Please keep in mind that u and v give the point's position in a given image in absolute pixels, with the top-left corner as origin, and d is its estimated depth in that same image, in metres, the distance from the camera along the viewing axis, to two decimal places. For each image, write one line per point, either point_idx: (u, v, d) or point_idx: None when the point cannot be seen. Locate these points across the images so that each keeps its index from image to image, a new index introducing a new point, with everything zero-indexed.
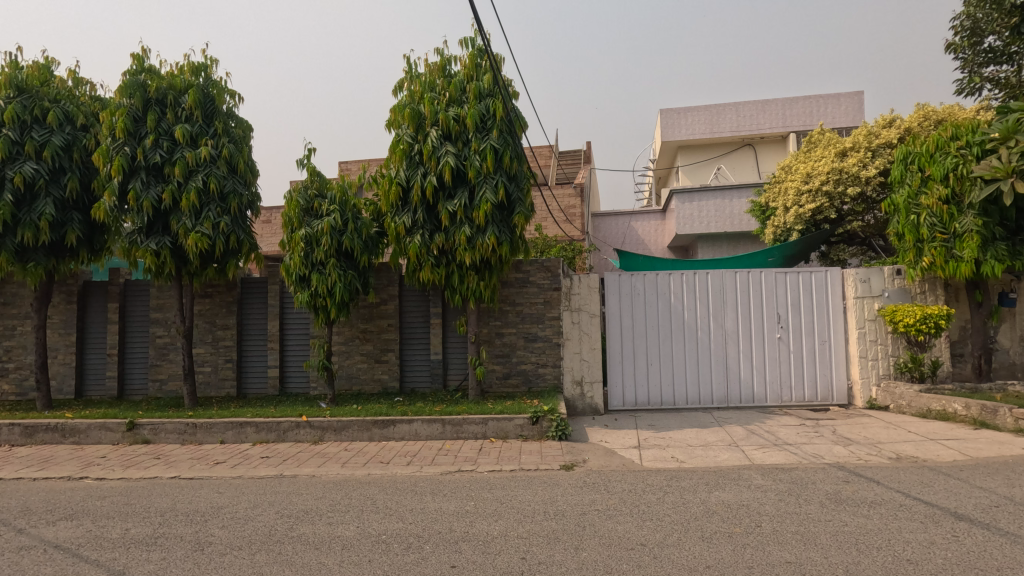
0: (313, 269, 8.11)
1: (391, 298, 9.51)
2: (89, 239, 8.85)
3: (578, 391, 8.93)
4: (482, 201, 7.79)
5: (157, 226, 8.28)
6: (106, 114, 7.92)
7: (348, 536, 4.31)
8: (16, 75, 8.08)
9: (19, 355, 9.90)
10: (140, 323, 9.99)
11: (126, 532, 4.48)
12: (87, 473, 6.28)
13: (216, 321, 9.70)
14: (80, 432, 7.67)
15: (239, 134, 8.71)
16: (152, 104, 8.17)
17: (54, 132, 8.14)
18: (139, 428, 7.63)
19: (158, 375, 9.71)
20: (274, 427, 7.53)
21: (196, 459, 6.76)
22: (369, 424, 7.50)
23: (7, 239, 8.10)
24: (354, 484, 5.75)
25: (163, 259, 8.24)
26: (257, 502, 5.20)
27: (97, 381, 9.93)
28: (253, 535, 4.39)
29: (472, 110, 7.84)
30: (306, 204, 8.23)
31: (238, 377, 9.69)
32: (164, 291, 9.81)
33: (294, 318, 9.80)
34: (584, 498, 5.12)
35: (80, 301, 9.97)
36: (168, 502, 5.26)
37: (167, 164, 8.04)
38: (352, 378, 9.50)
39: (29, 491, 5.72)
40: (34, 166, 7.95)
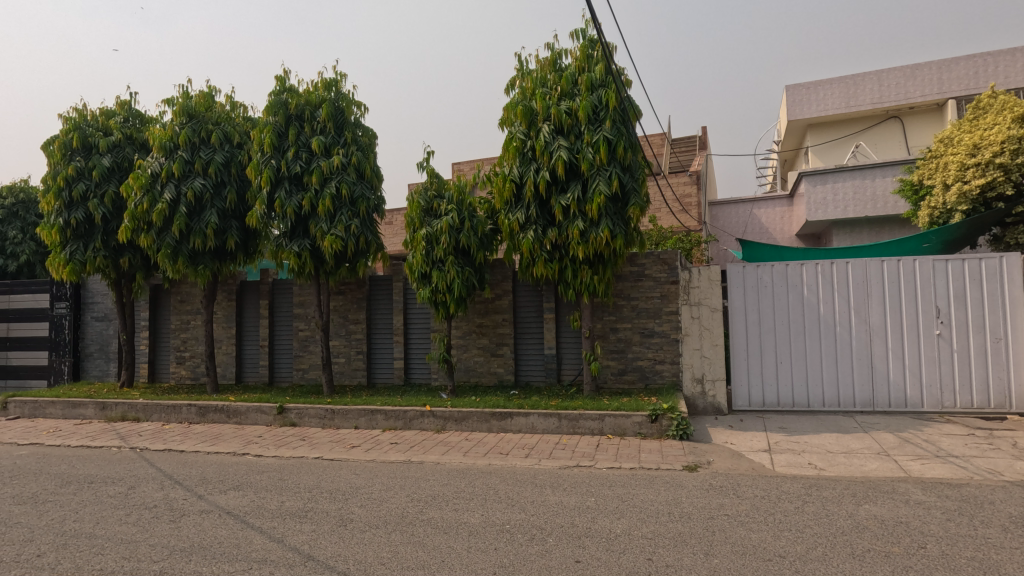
0: (434, 267, 8.50)
1: (506, 293, 9.71)
2: (244, 244, 10.03)
3: (698, 390, 8.48)
4: (596, 193, 7.66)
5: (298, 230, 9.16)
6: (257, 132, 8.90)
7: (473, 523, 4.47)
8: (187, 103, 9.36)
9: (193, 345, 11.51)
10: (286, 317, 11.15)
11: (282, 505, 5.01)
12: (248, 450, 7.14)
13: (348, 316, 10.55)
14: (240, 414, 8.73)
15: (365, 142, 9.38)
16: (293, 119, 9.04)
17: (217, 151, 9.33)
18: (288, 412, 8.53)
19: (302, 364, 10.79)
20: (402, 415, 8.04)
21: (335, 442, 7.40)
22: (487, 416, 7.73)
23: (182, 245, 9.39)
24: (476, 473, 5.95)
25: (304, 260, 9.09)
26: (390, 485, 5.58)
27: (252, 369, 11.26)
28: (388, 515, 4.70)
29: (585, 102, 7.75)
30: (426, 205, 8.63)
31: (368, 367, 10.47)
32: (305, 288, 10.86)
33: (417, 313, 10.38)
34: (711, 501, 4.86)
35: (238, 298, 11.36)
36: (315, 479, 5.81)
37: (306, 174, 8.86)
38: (469, 371, 9.85)
39: (205, 463, 6.63)
40: (203, 182, 9.17)
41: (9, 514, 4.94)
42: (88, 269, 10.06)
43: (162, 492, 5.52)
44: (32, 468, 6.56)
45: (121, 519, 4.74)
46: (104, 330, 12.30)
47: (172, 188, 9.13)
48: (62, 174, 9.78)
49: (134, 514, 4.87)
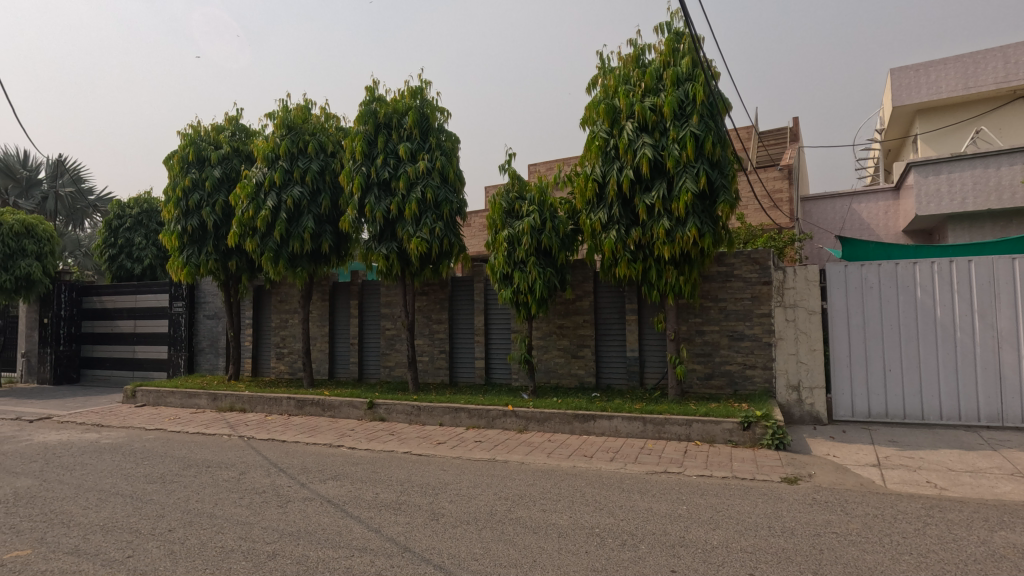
0: (515, 268, 8.57)
1: (587, 294, 9.63)
2: (337, 247, 10.61)
3: (794, 397, 7.99)
4: (683, 191, 7.41)
5: (386, 234, 9.55)
6: (349, 141, 9.38)
7: (562, 524, 4.45)
8: (287, 116, 10.03)
9: (290, 342, 12.34)
10: (374, 317, 11.68)
11: (377, 496, 5.24)
12: (343, 442, 7.53)
13: (432, 316, 10.89)
14: (334, 408, 9.22)
15: (449, 147, 9.65)
16: (381, 127, 9.45)
17: (313, 160, 9.93)
18: (377, 407, 8.91)
19: (389, 362, 11.26)
20: (485, 413, 8.17)
21: (422, 438, 7.64)
22: (570, 417, 7.69)
23: (282, 249, 10.07)
24: (561, 474, 5.93)
25: (392, 262, 9.47)
26: (477, 482, 5.68)
27: (343, 366, 11.89)
28: (477, 512, 4.79)
29: (670, 97, 7.53)
30: (508, 207, 8.72)
31: (450, 366, 10.75)
32: (391, 289, 11.31)
33: (498, 314, 10.52)
34: (816, 517, 4.54)
35: (331, 299, 12.03)
36: (405, 473, 6.02)
37: (394, 179, 9.23)
38: (550, 372, 9.86)
39: (305, 453, 7.07)
40: (300, 189, 9.79)
41: (143, 491, 5.52)
42: (202, 271, 11.03)
43: (269, 478, 5.95)
44: (159, 451, 7.29)
45: (236, 502, 5.15)
46: (214, 327, 13.47)
47: (274, 196, 9.81)
48: (180, 185, 10.77)
49: (247, 497, 5.28)
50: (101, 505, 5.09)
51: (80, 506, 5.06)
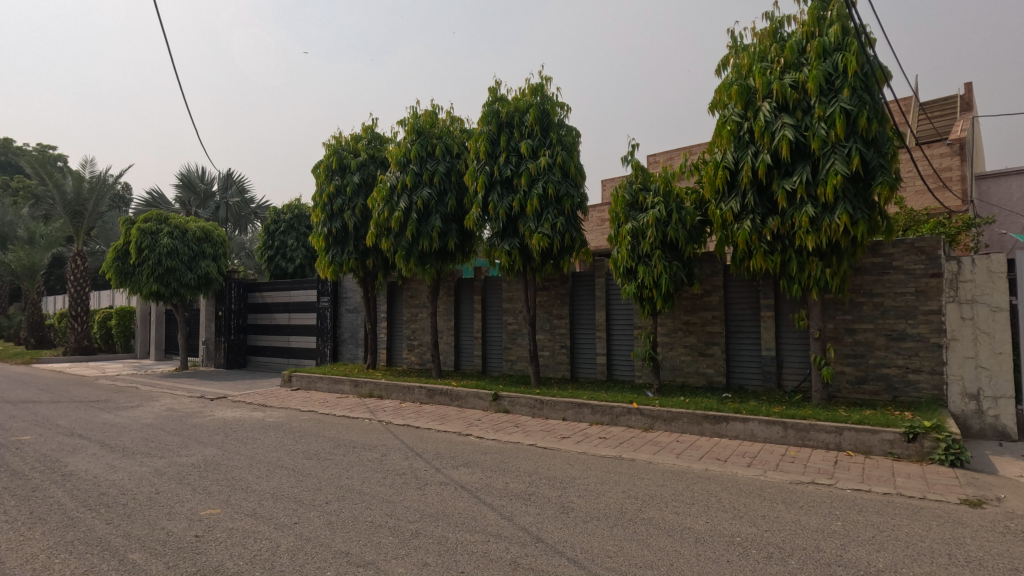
0: (640, 262, 8.32)
1: (716, 289, 9.10)
2: (462, 244, 11.06)
3: (972, 408, 6.90)
4: (831, 174, 6.71)
5: (509, 230, 9.75)
6: (473, 141, 9.71)
7: (699, 530, 4.25)
8: (417, 122, 10.64)
9: (420, 335, 13.16)
10: (496, 312, 12.05)
11: (507, 486, 5.39)
12: (471, 432, 7.85)
13: (553, 311, 10.97)
14: (461, 398, 9.63)
15: (569, 141, 9.64)
16: (503, 127, 9.66)
17: (440, 162, 10.45)
18: (501, 399, 9.17)
19: (511, 356, 11.57)
20: (608, 410, 8.06)
21: (546, 432, 7.73)
22: (699, 418, 7.33)
23: (413, 247, 10.71)
24: (693, 477, 5.66)
25: (514, 258, 9.65)
26: (605, 479, 5.61)
27: (468, 358, 12.42)
28: (607, 509, 4.73)
29: (815, 71, 6.84)
30: (631, 199, 8.49)
31: (571, 361, 10.76)
32: (513, 284, 11.57)
33: (620, 309, 10.33)
34: (1011, 549, 3.87)
35: (456, 294, 12.60)
36: (533, 465, 6.13)
37: (516, 177, 9.39)
38: (675, 370, 9.48)
39: (437, 439, 7.47)
40: (429, 191, 10.34)
41: (302, 466, 6.18)
42: (345, 269, 12.10)
43: (407, 461, 6.38)
44: (313, 431, 8.14)
45: (380, 481, 5.59)
46: (354, 320, 14.72)
47: (406, 198, 10.45)
48: (326, 192, 11.89)
49: (389, 477, 5.71)
50: (271, 475, 5.80)
51: (254, 475, 5.80)
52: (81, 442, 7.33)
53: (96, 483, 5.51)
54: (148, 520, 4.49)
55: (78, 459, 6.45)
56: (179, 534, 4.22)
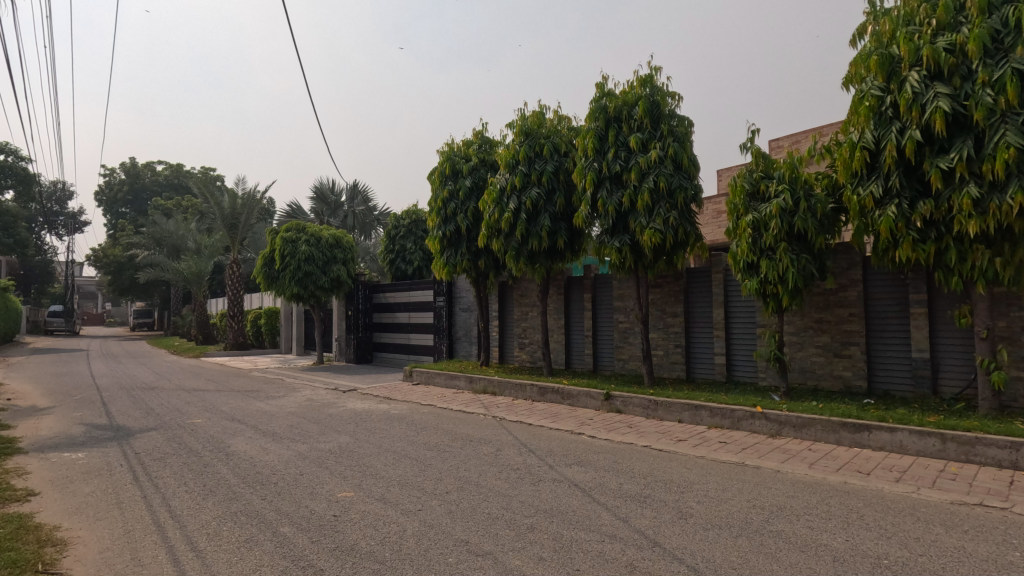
0: (762, 255, 7.75)
1: (854, 283, 8.22)
2: (571, 243, 11.05)
3: None
4: (1000, 147, 5.78)
5: (619, 227, 9.55)
6: (581, 139, 9.63)
7: (837, 547, 3.88)
8: (525, 124, 10.82)
9: (531, 333, 13.38)
10: (607, 311, 11.90)
11: (621, 486, 5.30)
12: (583, 430, 7.82)
13: (666, 309, 10.59)
14: (572, 396, 9.63)
15: (682, 132, 9.26)
16: (612, 122, 9.49)
17: (549, 162, 10.53)
18: (613, 399, 9.03)
19: (623, 355, 11.37)
20: (729, 413, 7.62)
21: (662, 434, 7.48)
22: (835, 426, 6.67)
23: (523, 247, 10.88)
24: (828, 490, 5.17)
25: (624, 254, 9.42)
26: (727, 486, 5.31)
27: (578, 357, 12.39)
28: (730, 517, 4.47)
29: (977, 30, 5.95)
30: (752, 188, 7.93)
31: (687, 361, 10.32)
32: (624, 282, 11.36)
33: (740, 306, 9.70)
34: None
35: (566, 293, 12.62)
36: (647, 467, 5.96)
37: (625, 172, 9.18)
38: (806, 372, 8.72)
39: (550, 437, 7.55)
40: (538, 191, 10.46)
41: (424, 456, 6.57)
42: (459, 270, 12.61)
43: (521, 457, 6.52)
44: (433, 424, 8.61)
45: (497, 475, 5.78)
46: (468, 319, 15.30)
47: (516, 199, 10.65)
48: (440, 197, 12.48)
49: (505, 471, 5.87)
50: (397, 464, 6.22)
51: (382, 463, 6.27)
52: (241, 426, 8.39)
53: (252, 463, 6.29)
54: (294, 498, 5.03)
55: (238, 441, 7.38)
56: (321, 512, 4.68)
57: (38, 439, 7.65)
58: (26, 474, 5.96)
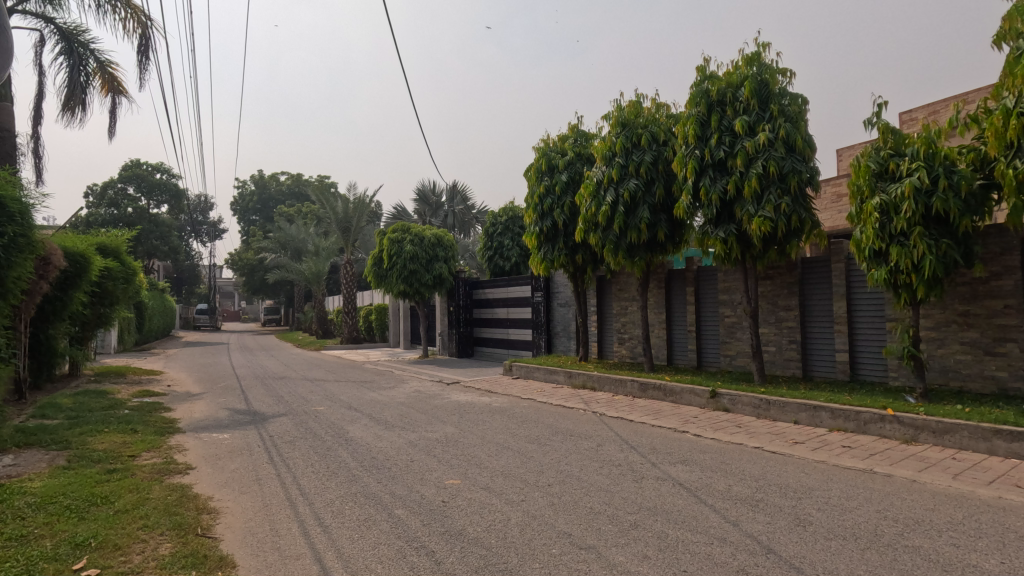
0: (893, 242, 6.99)
1: (1010, 271, 7.17)
2: (672, 234, 10.68)
3: None
4: None
5: (723, 217, 9.05)
6: (681, 126, 9.24)
7: (989, 570, 3.43)
8: (622, 114, 10.60)
9: (631, 328, 13.15)
10: (711, 304, 11.37)
11: (731, 488, 5.06)
12: (687, 428, 7.55)
13: (779, 302, 9.90)
14: (676, 393, 9.34)
15: (794, 111, 8.60)
16: (714, 106, 9.01)
17: (647, 152, 10.23)
18: (720, 397, 8.61)
19: (729, 351, 10.82)
20: (854, 416, 6.98)
21: (775, 435, 7.02)
22: (986, 433, 5.88)
23: (621, 240, 10.67)
24: (978, 504, 4.58)
25: (730, 245, 8.92)
26: (851, 494, 4.88)
27: (681, 352, 11.97)
28: (856, 528, 4.11)
29: None
30: (879, 167, 7.18)
31: (803, 358, 9.58)
32: (730, 275, 10.79)
33: (866, 298, 8.83)
34: None
35: (667, 286, 12.21)
36: (759, 470, 5.64)
37: (730, 158, 8.69)
38: (948, 372, 7.76)
39: (652, 434, 7.38)
40: (636, 182, 10.19)
41: (526, 449, 6.70)
42: (556, 265, 12.67)
43: (622, 453, 6.44)
44: (533, 417, 8.75)
45: (598, 470, 5.76)
46: (566, 314, 15.30)
47: (613, 191, 10.46)
48: (537, 193, 12.57)
49: (606, 467, 5.84)
50: (499, 455, 6.42)
51: (486, 453, 6.49)
52: (357, 414, 9.08)
53: (369, 448, 6.79)
54: (406, 483, 5.36)
55: (356, 428, 8.00)
56: (431, 498, 4.95)
57: (192, 421, 8.80)
58: (185, 450, 6.88)
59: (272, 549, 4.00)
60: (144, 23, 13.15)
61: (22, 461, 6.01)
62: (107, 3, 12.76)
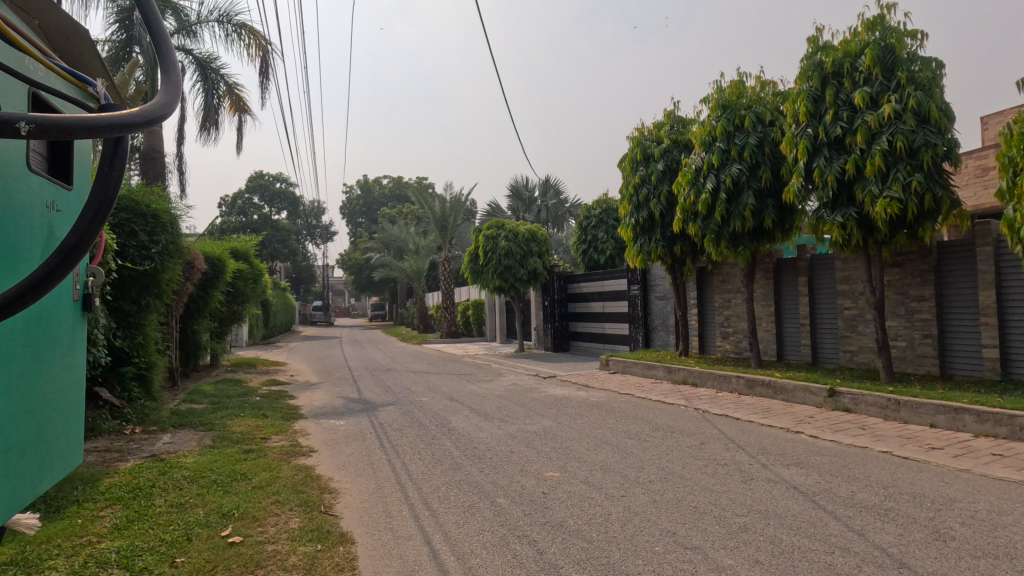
0: None
1: None
2: (781, 221, 9.96)
3: None
4: None
5: (841, 199, 8.27)
6: (790, 103, 8.58)
7: None
8: (722, 96, 10.06)
9: (735, 321, 12.50)
10: (828, 295, 10.48)
11: (854, 495, 4.65)
12: (802, 429, 7.04)
13: (909, 292, 8.91)
14: (788, 391, 8.74)
15: (926, 78, 7.67)
16: (829, 79, 8.27)
17: (751, 134, 9.62)
18: (840, 396, 7.93)
19: (850, 346, 9.92)
20: (1006, 420, 6.13)
21: (906, 439, 6.34)
22: None
23: (724, 229, 10.13)
24: None
25: (850, 230, 8.15)
26: (1004, 508, 4.29)
27: (793, 347, 11.15)
28: (1010, 547, 3.62)
29: None
30: None
31: (941, 355, 8.56)
32: (850, 263, 9.89)
33: (1020, 286, 7.69)
34: None
35: (776, 276, 11.41)
36: (888, 476, 5.13)
37: (848, 135, 7.93)
38: None
39: (761, 433, 6.97)
40: (739, 167, 9.62)
41: (625, 444, 6.60)
42: (653, 257, 12.29)
43: (729, 452, 6.14)
44: (632, 412, 8.60)
45: (702, 468, 5.54)
46: (664, 307, 14.81)
47: (713, 177, 9.95)
48: (632, 183, 12.28)
49: (711, 466, 5.60)
50: (598, 449, 6.38)
51: (585, 448, 6.48)
52: (458, 405, 9.44)
53: (470, 438, 7.05)
54: (507, 473, 5.50)
55: (458, 419, 8.32)
56: (531, 488, 5.04)
57: (313, 408, 9.63)
58: (308, 435, 7.55)
59: (386, 528, 4.28)
60: (264, 47, 14.50)
61: (178, 440, 6.92)
62: (234, 32, 14.22)
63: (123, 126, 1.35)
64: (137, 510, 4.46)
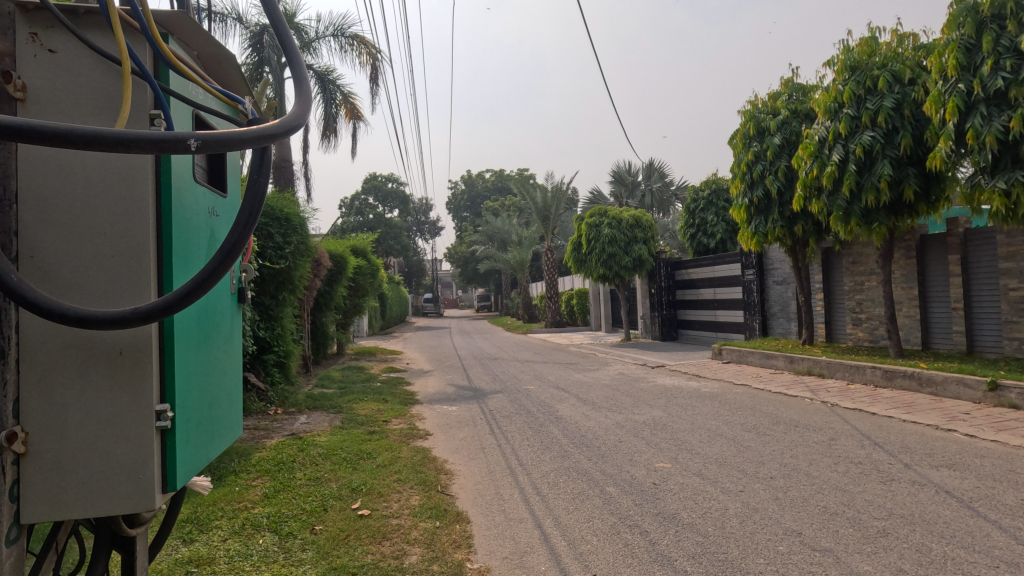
0: None
1: None
2: (926, 192, 8.80)
3: None
4: None
5: (1004, 162, 7.11)
6: (936, 56, 7.53)
7: None
8: (850, 57, 9.09)
9: (870, 307, 11.31)
10: (987, 274, 9.12)
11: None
12: (955, 427, 6.21)
13: None
14: (937, 384, 7.75)
15: None
16: (987, 23, 7.15)
17: (886, 96, 8.59)
18: (1004, 390, 6.89)
19: (1017, 333, 8.57)
20: None
21: None
22: None
23: (854, 205, 9.14)
24: None
25: (1016, 198, 6.99)
26: None
27: (943, 335, 9.85)
28: None
29: None
30: None
31: None
32: (1016, 236, 8.52)
33: None
34: None
35: (920, 255, 10.13)
36: None
37: (1013, 87, 6.77)
38: None
39: (902, 430, 6.27)
40: (872, 134, 8.63)
41: (742, 437, 6.26)
42: (770, 238, 11.41)
43: (864, 449, 5.59)
44: (749, 404, 8.12)
45: (832, 466, 5.09)
46: (784, 292, 13.75)
47: (840, 148, 9.02)
48: (745, 160, 11.49)
49: (843, 464, 5.13)
50: (712, 442, 6.10)
51: (698, 439, 6.22)
52: (565, 394, 9.50)
53: (578, 427, 7.07)
54: (616, 463, 5.46)
55: (565, 407, 8.38)
56: (641, 479, 4.96)
57: (428, 394, 10.20)
58: (424, 419, 8.02)
59: (499, 510, 4.44)
60: (374, 55, 15.43)
61: (313, 420, 7.67)
62: (347, 43, 15.25)
63: (264, 136, 1.53)
64: (282, 481, 5.02)
